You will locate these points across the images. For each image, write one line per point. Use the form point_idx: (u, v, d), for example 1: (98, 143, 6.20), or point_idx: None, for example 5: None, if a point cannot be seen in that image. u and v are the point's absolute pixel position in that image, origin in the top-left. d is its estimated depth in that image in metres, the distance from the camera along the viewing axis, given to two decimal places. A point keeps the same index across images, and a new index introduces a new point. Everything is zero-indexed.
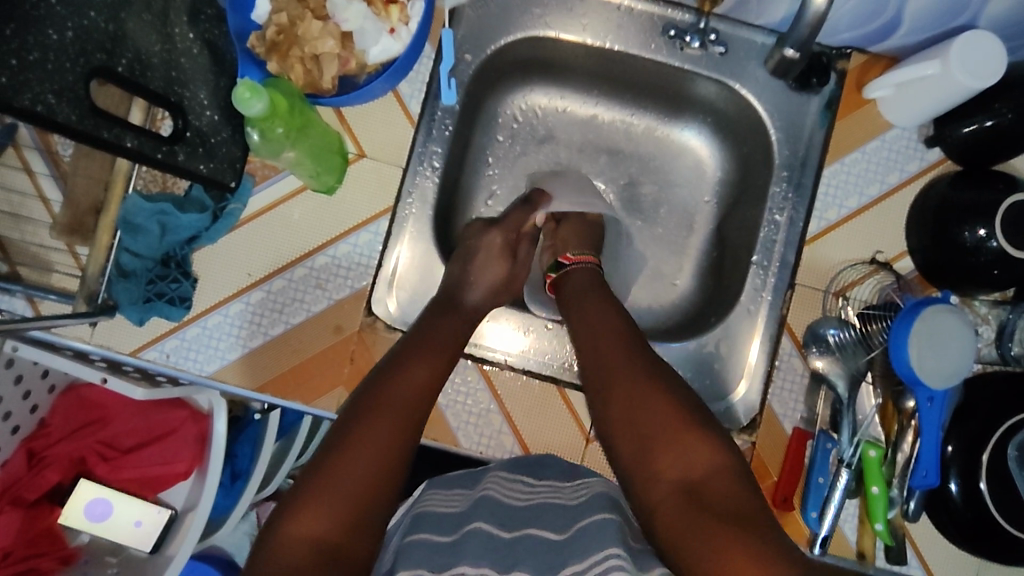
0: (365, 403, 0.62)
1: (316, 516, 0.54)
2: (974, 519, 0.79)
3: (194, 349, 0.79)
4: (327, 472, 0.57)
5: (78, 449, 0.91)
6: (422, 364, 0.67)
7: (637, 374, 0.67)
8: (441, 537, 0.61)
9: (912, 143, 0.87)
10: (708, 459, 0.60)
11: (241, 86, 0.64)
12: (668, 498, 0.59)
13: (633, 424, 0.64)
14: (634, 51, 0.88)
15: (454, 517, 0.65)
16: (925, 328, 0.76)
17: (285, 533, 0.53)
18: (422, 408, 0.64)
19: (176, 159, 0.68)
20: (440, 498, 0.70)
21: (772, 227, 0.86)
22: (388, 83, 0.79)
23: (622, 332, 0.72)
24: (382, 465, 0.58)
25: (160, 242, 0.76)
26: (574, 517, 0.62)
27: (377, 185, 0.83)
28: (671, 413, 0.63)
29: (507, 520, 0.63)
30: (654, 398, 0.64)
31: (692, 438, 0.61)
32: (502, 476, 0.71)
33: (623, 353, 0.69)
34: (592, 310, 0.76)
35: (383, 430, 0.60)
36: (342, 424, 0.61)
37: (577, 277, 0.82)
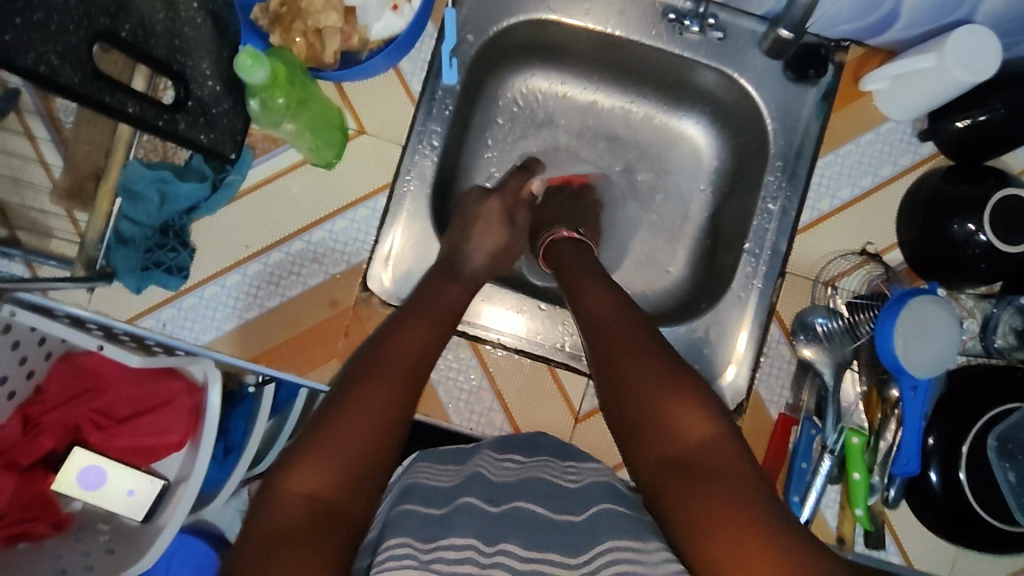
0: (362, 367, 0.62)
1: (317, 471, 0.54)
2: (953, 507, 0.81)
3: (190, 319, 0.80)
4: (327, 429, 0.57)
5: (74, 417, 0.92)
6: (422, 328, 0.68)
7: (628, 352, 0.66)
8: (433, 509, 0.61)
9: (906, 137, 0.89)
10: (704, 432, 0.59)
11: (244, 54, 0.64)
12: (662, 472, 0.58)
13: (624, 399, 0.63)
14: (634, 37, 0.89)
15: (444, 491, 0.65)
16: (912, 317, 0.77)
17: (286, 486, 0.54)
18: (421, 369, 0.64)
19: (176, 128, 0.69)
20: (432, 471, 0.70)
21: (766, 216, 0.87)
22: (390, 60, 0.79)
23: (615, 311, 0.71)
24: (384, 425, 0.59)
25: (160, 211, 0.77)
26: (574, 504, 0.63)
27: (375, 162, 0.84)
28: (662, 388, 0.62)
29: (496, 495, 0.64)
30: (645, 374, 0.63)
31: (679, 411, 0.60)
32: (491, 456, 0.73)
33: (614, 332, 0.68)
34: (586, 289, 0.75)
35: (383, 391, 0.60)
36: (342, 384, 0.61)
37: (569, 258, 0.81)
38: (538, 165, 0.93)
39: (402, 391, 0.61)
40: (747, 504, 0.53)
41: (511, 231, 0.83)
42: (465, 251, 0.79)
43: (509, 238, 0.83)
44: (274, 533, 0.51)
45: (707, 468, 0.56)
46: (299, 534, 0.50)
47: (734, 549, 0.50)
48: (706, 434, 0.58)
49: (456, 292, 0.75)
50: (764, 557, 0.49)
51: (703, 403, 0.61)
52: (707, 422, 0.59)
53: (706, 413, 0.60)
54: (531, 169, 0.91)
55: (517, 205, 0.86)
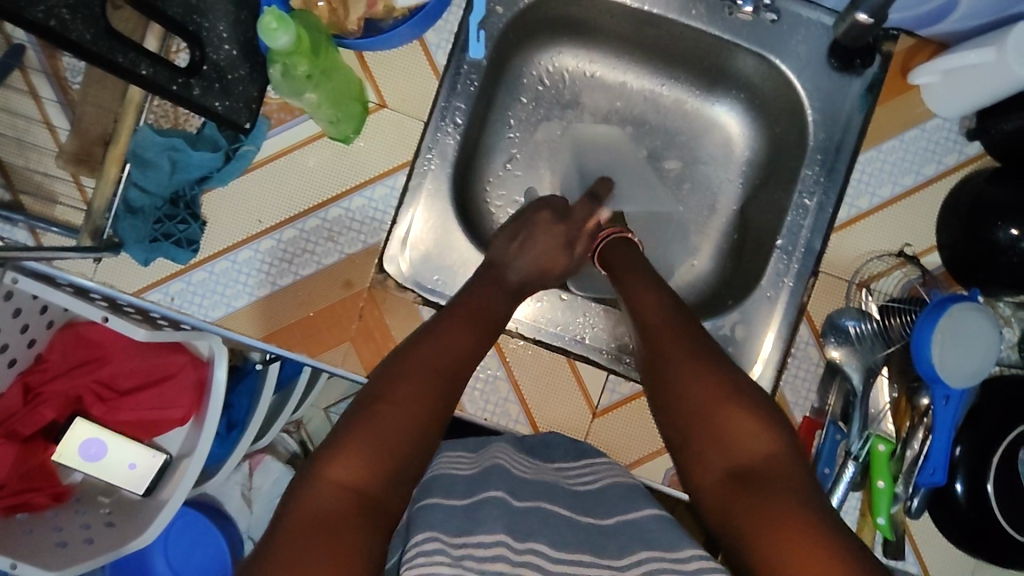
0: (406, 361, 0.60)
1: (356, 462, 0.52)
2: (978, 521, 0.78)
3: (199, 295, 0.77)
4: (375, 421, 0.55)
5: (76, 387, 0.90)
6: (468, 329, 0.66)
7: (683, 357, 0.64)
8: (456, 500, 0.59)
9: (952, 135, 0.84)
10: (758, 438, 0.57)
11: (268, 15, 0.60)
12: (715, 478, 0.57)
13: (672, 403, 0.62)
14: (673, 16, 0.84)
15: (466, 482, 0.62)
16: (950, 326, 0.74)
17: (320, 475, 0.51)
18: (467, 370, 0.63)
19: (190, 93, 0.66)
20: (452, 459, 0.68)
21: (800, 211, 0.84)
22: (416, 30, 0.75)
23: (664, 314, 0.69)
24: (427, 421, 0.56)
25: (170, 179, 0.73)
26: (603, 508, 0.62)
27: (395, 138, 0.80)
28: (716, 395, 0.60)
29: (519, 490, 0.62)
30: (698, 380, 0.62)
31: (728, 417, 0.59)
32: (508, 449, 0.71)
33: (665, 335, 0.67)
34: (634, 288, 0.73)
35: (426, 386, 0.58)
36: (387, 378, 0.59)
37: (615, 254, 0.79)
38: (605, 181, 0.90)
39: (448, 394, 0.59)
40: (797, 507, 0.51)
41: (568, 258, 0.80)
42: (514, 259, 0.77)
43: (532, 223, 0.80)
44: (313, 521, 0.48)
45: (765, 476, 0.54)
46: (340, 526, 0.48)
47: (789, 560, 0.47)
48: (765, 446, 0.57)
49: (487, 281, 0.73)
50: (816, 553, 0.47)
51: (760, 412, 0.59)
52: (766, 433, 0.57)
53: (763, 423, 0.58)
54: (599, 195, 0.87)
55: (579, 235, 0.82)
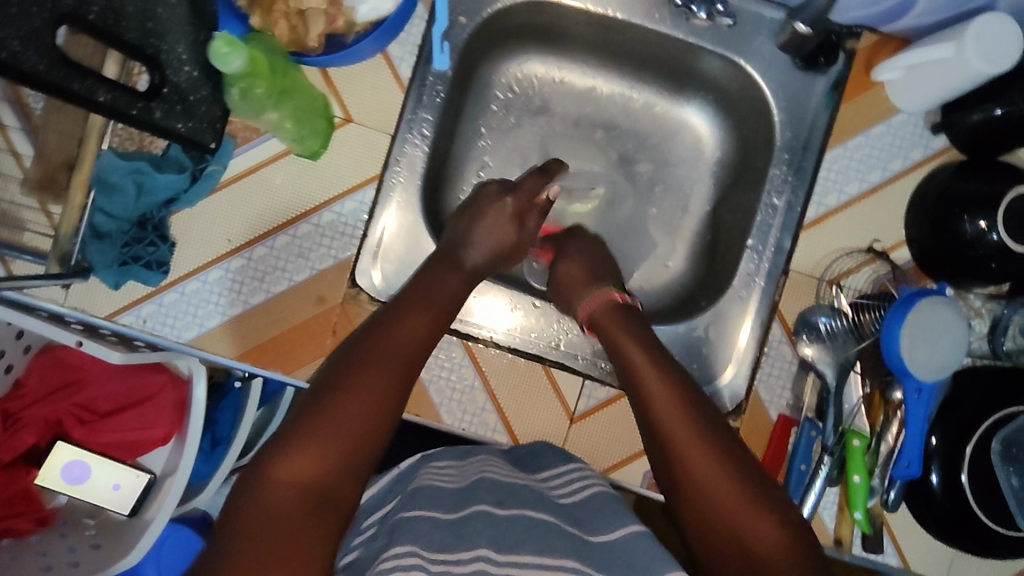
0: (362, 353, 0.61)
1: (309, 459, 0.53)
2: (954, 511, 0.79)
3: (171, 316, 0.77)
4: (327, 416, 0.55)
5: (55, 411, 0.90)
6: (421, 316, 0.66)
7: (704, 463, 0.62)
8: (442, 514, 0.58)
9: (917, 130, 0.85)
10: (770, 534, 0.58)
11: (218, 41, 0.60)
12: (730, 569, 0.58)
13: (684, 487, 0.62)
14: (637, 20, 0.84)
15: (451, 495, 0.61)
16: (920, 319, 0.75)
17: (271, 475, 0.52)
18: (421, 357, 0.63)
19: (152, 117, 0.66)
20: (437, 470, 0.67)
21: (769, 211, 0.84)
22: (378, 44, 0.75)
23: (677, 402, 0.66)
24: (379, 412, 0.57)
25: (136, 203, 0.73)
26: (588, 523, 0.62)
27: (364, 152, 0.80)
28: (735, 502, 0.60)
29: (506, 498, 0.62)
30: (719, 486, 0.61)
31: (741, 510, 0.59)
32: (497, 462, 0.70)
33: (682, 431, 0.64)
34: (642, 371, 0.69)
35: (381, 379, 0.59)
36: (340, 371, 0.59)
37: (615, 322, 0.74)
38: (560, 165, 0.88)
39: (401, 383, 0.60)
40: None
41: (519, 233, 0.80)
42: (465, 241, 0.76)
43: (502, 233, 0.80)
44: (266, 524, 0.49)
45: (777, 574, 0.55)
46: (293, 527, 0.50)
47: None
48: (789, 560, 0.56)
49: (454, 276, 0.72)
50: None
51: (779, 519, 0.59)
52: (787, 544, 0.57)
53: (785, 536, 0.58)
54: (550, 171, 0.86)
55: (529, 209, 0.81)
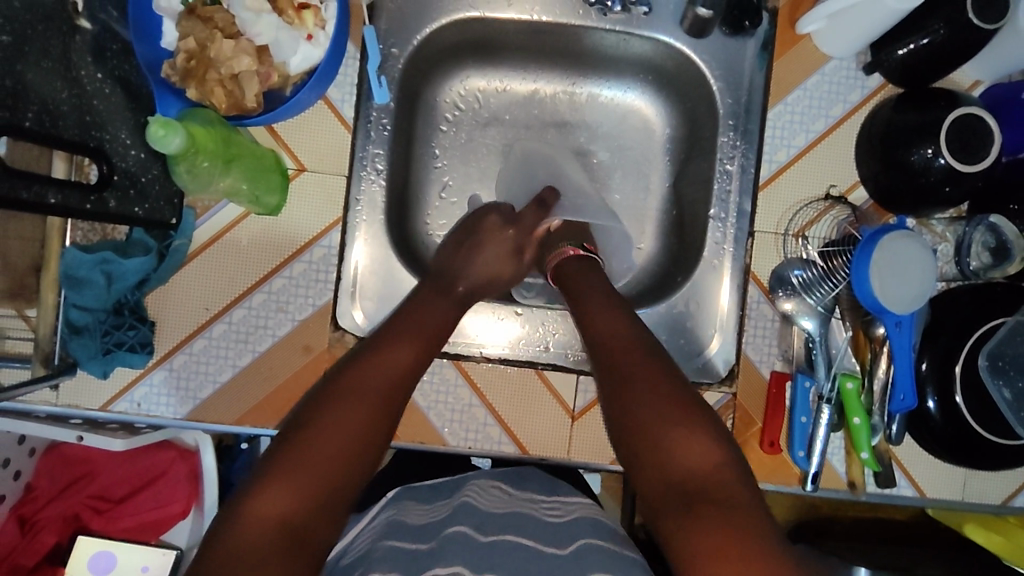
0: (340, 380, 0.63)
1: (285, 494, 0.54)
2: (955, 431, 0.81)
3: (163, 394, 0.78)
4: (306, 446, 0.57)
5: (70, 507, 0.91)
6: (402, 349, 0.68)
7: (643, 380, 0.65)
8: (422, 544, 0.62)
9: (851, 72, 0.86)
10: (690, 446, 0.59)
11: (154, 124, 0.61)
12: (656, 481, 0.59)
13: (622, 407, 0.65)
14: (562, 20, 0.86)
15: (432, 525, 0.66)
16: (885, 256, 0.77)
17: (253, 509, 0.52)
18: (401, 390, 0.65)
19: (107, 207, 0.67)
20: (422, 509, 0.71)
21: (724, 177, 0.87)
22: (316, 91, 0.76)
23: (631, 341, 0.70)
24: (361, 436, 0.59)
25: (109, 291, 0.73)
26: (561, 536, 0.64)
27: (323, 198, 0.80)
28: (665, 417, 0.62)
29: (487, 524, 0.64)
30: (654, 407, 0.63)
31: (676, 429, 0.61)
32: (488, 487, 0.74)
33: (629, 362, 0.67)
34: (597, 315, 0.73)
35: (360, 409, 0.61)
36: (320, 400, 0.62)
37: (580, 281, 0.79)
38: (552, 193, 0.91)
39: (378, 415, 0.62)
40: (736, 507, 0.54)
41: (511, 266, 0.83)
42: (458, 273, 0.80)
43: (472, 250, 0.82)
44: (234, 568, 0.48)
45: (703, 483, 0.57)
46: (266, 562, 0.49)
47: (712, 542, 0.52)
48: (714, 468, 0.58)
49: (436, 307, 0.76)
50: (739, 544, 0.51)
51: (703, 431, 0.61)
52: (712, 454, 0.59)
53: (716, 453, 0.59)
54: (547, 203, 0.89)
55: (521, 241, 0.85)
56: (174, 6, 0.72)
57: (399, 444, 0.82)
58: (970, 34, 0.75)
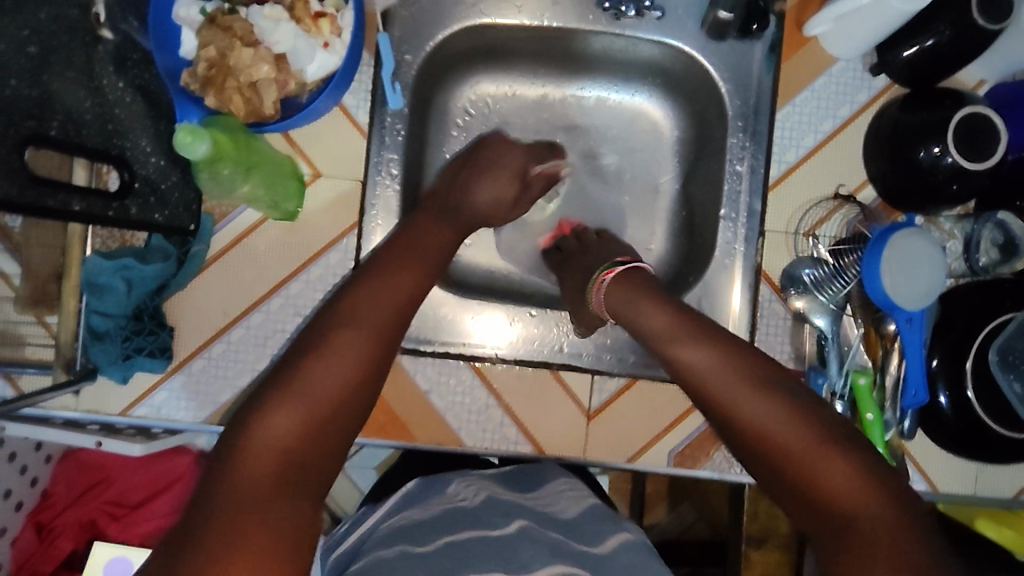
0: (331, 318, 0.60)
1: (284, 421, 0.52)
2: (967, 426, 0.82)
3: (182, 398, 0.79)
4: (303, 376, 0.54)
5: (86, 513, 0.91)
6: (395, 280, 0.65)
7: (764, 408, 0.59)
8: (455, 534, 0.62)
9: (858, 73, 0.88)
10: (835, 472, 0.54)
11: (181, 131, 0.63)
12: (809, 514, 0.55)
13: (747, 437, 0.60)
14: (572, 25, 0.88)
15: (460, 515, 0.66)
16: (896, 252, 0.78)
17: (253, 440, 0.50)
18: (398, 324, 0.62)
19: (128, 214, 0.68)
20: (440, 500, 0.71)
21: (735, 178, 0.88)
22: (333, 98, 0.77)
23: (729, 364, 0.63)
24: (360, 369, 0.57)
25: (129, 297, 0.74)
26: (592, 534, 0.66)
27: (339, 203, 0.81)
28: (790, 436, 0.57)
29: (514, 513, 0.67)
30: (790, 434, 0.57)
31: (818, 457, 0.55)
32: (490, 483, 0.75)
33: (734, 391, 0.61)
34: (684, 342, 0.67)
35: (357, 342, 0.58)
36: (316, 334, 0.59)
37: (647, 305, 0.73)
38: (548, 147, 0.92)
39: (375, 348, 0.59)
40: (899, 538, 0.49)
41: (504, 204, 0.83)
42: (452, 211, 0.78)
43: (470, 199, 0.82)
44: (236, 512, 0.46)
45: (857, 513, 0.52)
46: (262, 497, 0.47)
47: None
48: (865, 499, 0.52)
49: (430, 238, 0.74)
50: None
51: (844, 449, 0.56)
52: (869, 486, 0.53)
53: (866, 477, 0.54)
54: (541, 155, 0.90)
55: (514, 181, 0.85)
56: (194, 15, 0.73)
57: (416, 445, 0.83)
58: (975, 35, 0.76)
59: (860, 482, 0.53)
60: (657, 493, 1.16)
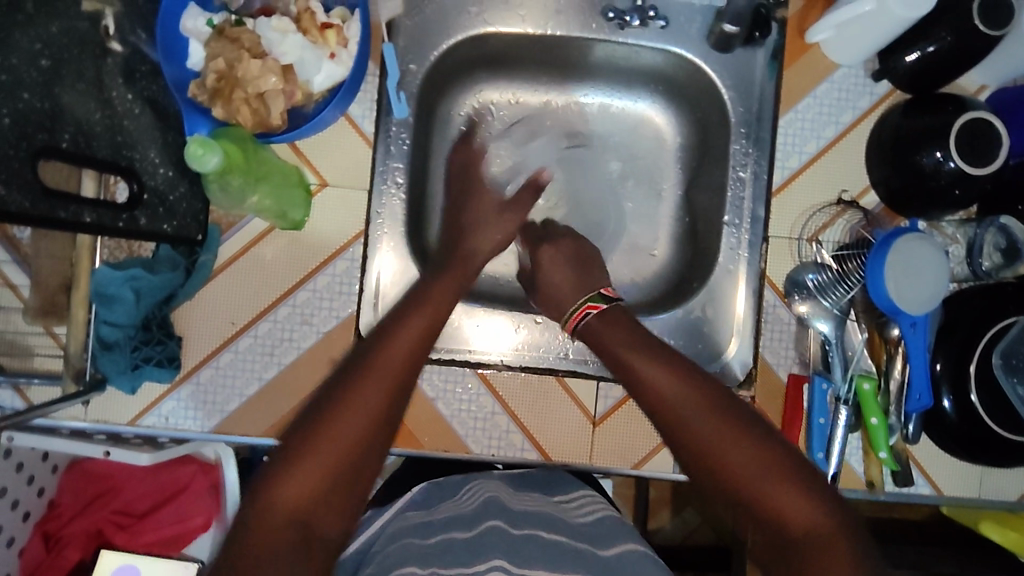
0: (354, 367, 0.61)
1: (303, 478, 0.54)
2: (971, 429, 0.82)
3: (191, 407, 0.79)
4: (319, 433, 0.56)
5: (93, 523, 0.91)
6: (417, 324, 0.66)
7: (728, 439, 0.61)
8: (459, 533, 0.63)
9: (860, 80, 0.88)
10: (800, 512, 0.57)
11: (193, 144, 0.63)
12: (771, 551, 0.58)
13: (714, 470, 0.61)
14: (576, 33, 0.88)
15: (463, 519, 0.66)
16: (899, 258, 0.79)
17: (275, 496, 0.53)
18: (415, 368, 0.63)
19: (138, 225, 0.68)
20: (447, 505, 0.71)
21: (738, 184, 0.88)
22: (340, 108, 0.78)
23: (689, 387, 0.64)
24: (378, 423, 0.58)
25: (138, 308, 0.74)
26: (598, 539, 0.65)
27: (344, 212, 0.81)
28: (746, 462, 0.60)
29: (518, 519, 0.65)
30: (751, 460, 0.60)
31: (784, 497, 0.57)
32: (505, 488, 0.74)
33: (701, 420, 0.62)
34: (648, 366, 0.67)
35: (374, 394, 0.59)
36: (334, 385, 0.60)
37: (609, 329, 0.73)
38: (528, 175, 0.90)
39: (394, 397, 0.60)
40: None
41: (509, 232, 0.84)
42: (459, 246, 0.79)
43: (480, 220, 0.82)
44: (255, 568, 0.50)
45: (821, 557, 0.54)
46: (280, 556, 0.51)
47: None
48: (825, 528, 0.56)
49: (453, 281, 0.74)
50: None
51: (807, 487, 0.58)
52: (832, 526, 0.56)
53: (828, 519, 0.56)
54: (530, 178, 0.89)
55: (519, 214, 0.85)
56: (201, 27, 0.73)
57: (423, 452, 0.83)
58: (976, 40, 0.77)
59: (836, 525, 0.56)
60: (661, 497, 1.16)
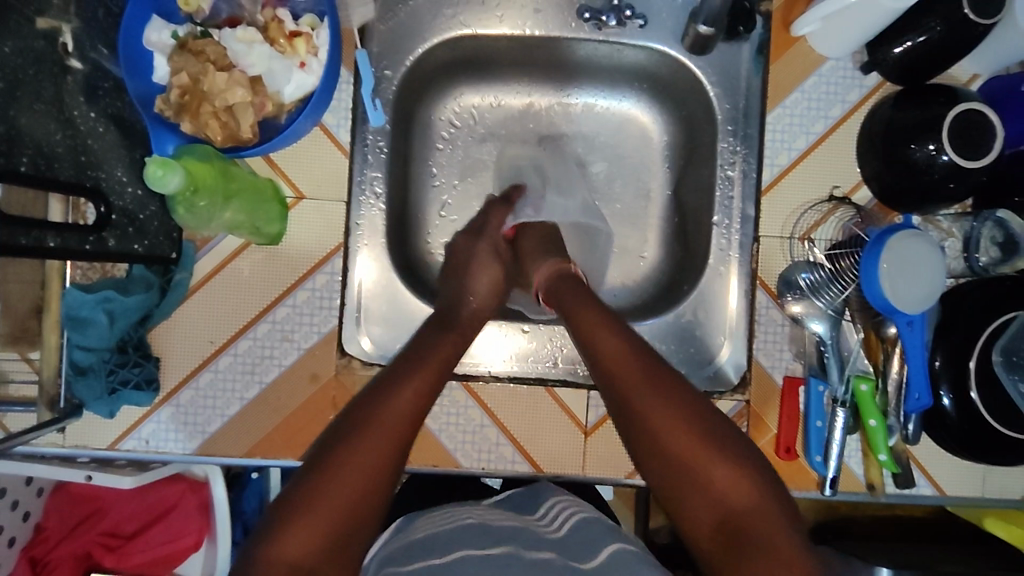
0: (355, 420, 0.62)
1: (302, 536, 0.54)
2: (973, 429, 0.80)
3: (172, 429, 0.77)
4: (316, 497, 0.56)
5: (82, 545, 0.89)
6: (416, 381, 0.66)
7: (659, 407, 0.63)
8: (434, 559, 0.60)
9: (848, 72, 0.86)
10: (728, 480, 0.59)
11: (152, 164, 0.62)
12: (706, 526, 0.58)
13: (645, 438, 0.62)
14: (554, 34, 0.86)
15: (439, 542, 0.63)
16: (894, 256, 0.77)
17: (271, 556, 0.52)
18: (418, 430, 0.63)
19: (106, 247, 0.66)
20: (426, 524, 0.69)
21: (726, 183, 0.86)
22: (312, 118, 0.75)
23: (636, 362, 0.65)
24: (375, 483, 0.58)
25: (112, 330, 0.73)
26: (583, 549, 0.63)
27: (323, 225, 0.79)
28: (705, 456, 0.60)
29: (497, 541, 0.63)
30: (682, 432, 0.61)
31: (711, 464, 0.59)
32: (484, 509, 0.72)
33: (636, 387, 0.64)
34: (590, 328, 0.69)
35: (371, 451, 0.59)
36: (330, 444, 0.60)
37: (568, 294, 0.74)
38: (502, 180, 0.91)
39: (394, 453, 0.60)
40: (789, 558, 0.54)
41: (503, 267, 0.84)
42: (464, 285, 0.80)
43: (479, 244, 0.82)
44: None
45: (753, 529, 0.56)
46: None
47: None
48: (746, 492, 0.58)
49: (450, 336, 0.73)
50: None
51: (735, 454, 0.60)
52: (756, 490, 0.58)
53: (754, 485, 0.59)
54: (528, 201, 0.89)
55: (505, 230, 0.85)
56: (166, 39, 0.72)
57: (410, 468, 0.81)
58: (966, 30, 0.75)
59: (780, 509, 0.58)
60: None
